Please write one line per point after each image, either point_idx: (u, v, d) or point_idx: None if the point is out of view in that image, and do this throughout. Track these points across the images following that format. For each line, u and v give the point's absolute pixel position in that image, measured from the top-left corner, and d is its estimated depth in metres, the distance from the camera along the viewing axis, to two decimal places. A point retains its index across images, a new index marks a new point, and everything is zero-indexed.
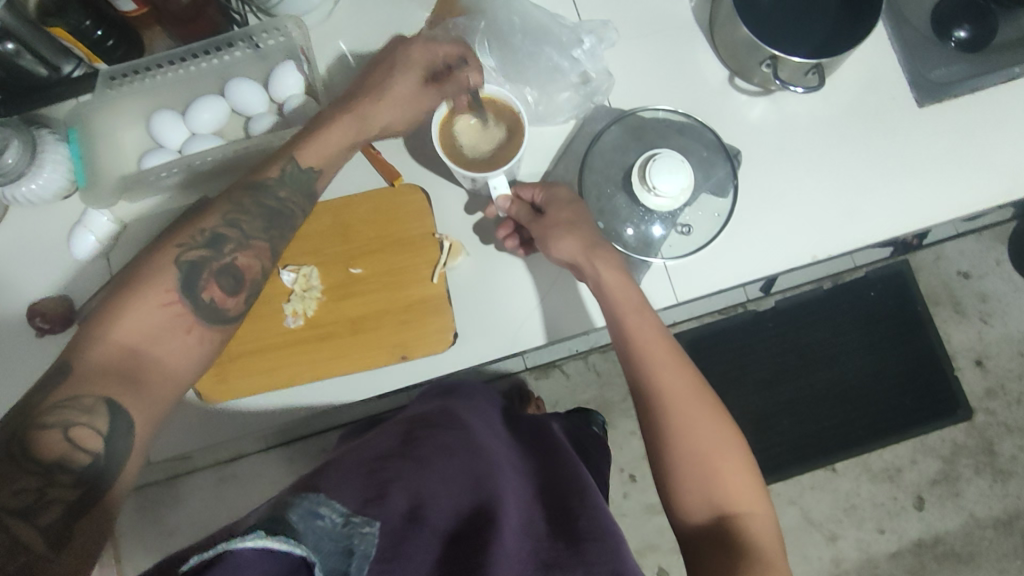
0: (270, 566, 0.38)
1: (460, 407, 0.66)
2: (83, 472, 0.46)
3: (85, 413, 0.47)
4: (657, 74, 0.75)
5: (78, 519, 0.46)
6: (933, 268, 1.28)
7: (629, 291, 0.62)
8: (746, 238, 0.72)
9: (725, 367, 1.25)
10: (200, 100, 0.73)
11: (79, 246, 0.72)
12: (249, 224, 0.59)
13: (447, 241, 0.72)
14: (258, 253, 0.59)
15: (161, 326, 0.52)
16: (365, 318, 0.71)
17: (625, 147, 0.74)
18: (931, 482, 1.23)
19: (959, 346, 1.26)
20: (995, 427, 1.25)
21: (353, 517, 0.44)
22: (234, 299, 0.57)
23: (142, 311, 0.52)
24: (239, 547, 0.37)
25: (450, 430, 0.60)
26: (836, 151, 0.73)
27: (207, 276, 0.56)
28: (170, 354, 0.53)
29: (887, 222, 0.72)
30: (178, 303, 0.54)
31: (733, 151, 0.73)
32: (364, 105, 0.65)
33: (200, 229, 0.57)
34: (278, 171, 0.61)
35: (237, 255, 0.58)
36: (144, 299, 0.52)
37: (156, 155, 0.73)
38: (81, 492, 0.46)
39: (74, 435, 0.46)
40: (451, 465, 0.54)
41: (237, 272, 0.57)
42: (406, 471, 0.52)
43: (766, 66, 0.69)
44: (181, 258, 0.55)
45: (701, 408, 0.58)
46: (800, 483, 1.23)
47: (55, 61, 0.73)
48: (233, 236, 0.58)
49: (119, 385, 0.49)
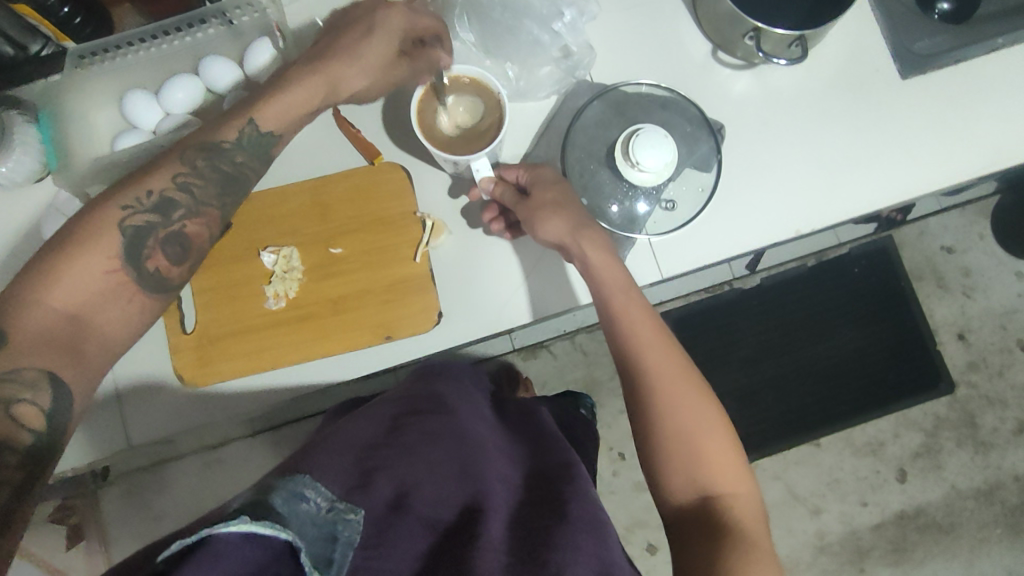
0: (252, 554, 0.37)
1: (447, 391, 0.66)
2: (27, 451, 0.46)
3: (27, 388, 0.46)
4: (641, 48, 0.73)
5: (24, 498, 0.45)
6: (917, 243, 1.29)
7: (616, 272, 0.62)
8: (729, 215, 0.72)
9: (712, 345, 1.25)
10: (173, 79, 0.71)
11: (51, 228, 0.70)
12: (202, 189, 0.58)
13: (430, 220, 0.71)
14: (208, 221, 0.58)
15: (102, 294, 0.51)
16: (347, 298, 0.71)
17: (609, 123, 0.73)
18: (913, 455, 1.25)
19: (941, 320, 1.28)
20: (976, 400, 1.27)
21: (339, 504, 0.44)
22: (178, 269, 0.57)
23: (81, 278, 0.50)
24: (222, 532, 0.36)
25: (437, 414, 0.60)
26: (819, 124, 0.73)
27: (153, 244, 0.55)
28: (112, 324, 0.52)
29: (869, 196, 0.72)
30: (122, 271, 0.53)
31: (716, 125, 0.72)
32: (336, 66, 0.62)
33: (155, 193, 0.55)
34: (236, 134, 0.59)
35: (185, 223, 0.57)
36: (83, 264, 0.51)
37: (130, 135, 0.72)
38: (24, 472, 0.45)
39: (18, 413, 0.46)
40: (438, 449, 0.54)
41: (184, 240, 0.57)
42: (392, 458, 0.52)
43: (749, 38, 0.68)
44: (127, 223, 0.53)
45: (689, 389, 0.57)
46: (785, 458, 1.25)
47: (22, 40, 0.71)
48: (184, 202, 0.57)
49: (59, 355, 0.48)
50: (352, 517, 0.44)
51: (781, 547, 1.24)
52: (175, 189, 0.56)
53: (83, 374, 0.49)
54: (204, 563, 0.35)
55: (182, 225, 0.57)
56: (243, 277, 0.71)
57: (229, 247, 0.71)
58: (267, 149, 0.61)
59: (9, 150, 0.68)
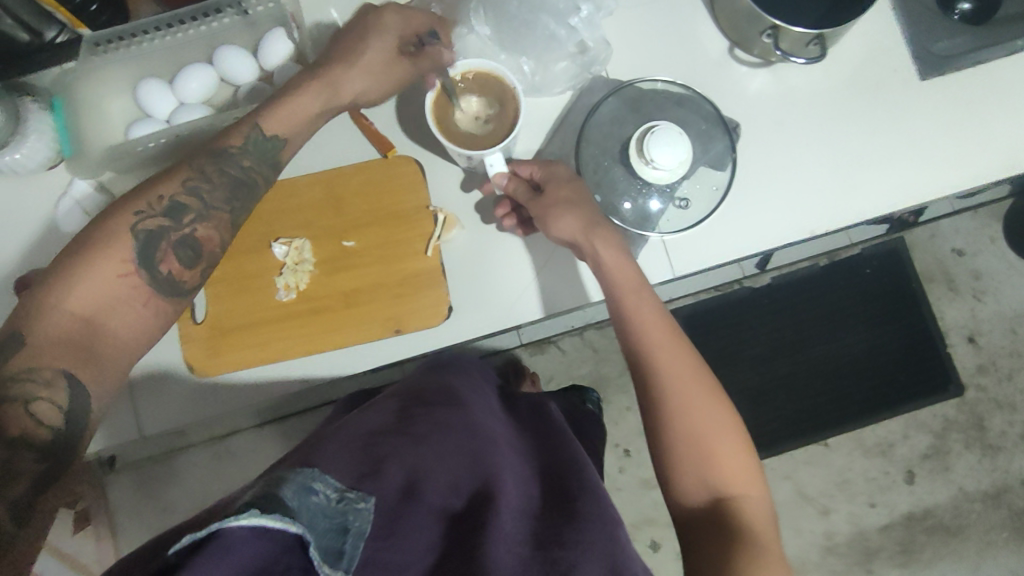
0: (262, 543, 0.38)
1: (458, 384, 0.66)
2: (48, 447, 0.46)
3: (45, 386, 0.46)
4: (657, 44, 0.73)
5: (43, 492, 0.45)
6: (928, 245, 1.28)
7: (628, 272, 0.62)
8: (743, 214, 0.72)
9: (720, 344, 1.25)
10: (187, 69, 0.71)
11: (65, 216, 0.71)
12: (210, 194, 0.58)
13: (441, 215, 0.71)
14: (217, 225, 0.58)
15: (114, 298, 0.51)
16: (358, 291, 0.71)
17: (624, 120, 0.72)
18: (921, 457, 1.25)
19: (952, 322, 1.27)
20: (985, 403, 1.26)
21: (351, 493, 0.44)
22: (190, 273, 0.57)
23: (93, 283, 0.50)
24: (233, 525, 0.36)
25: (447, 406, 0.60)
26: (835, 124, 0.73)
27: (165, 247, 0.55)
28: (128, 323, 0.52)
29: (884, 197, 0.72)
30: (135, 274, 0.52)
31: (732, 124, 0.72)
32: (335, 70, 0.62)
33: (166, 198, 0.56)
34: (240, 139, 0.60)
35: (195, 227, 0.57)
36: (95, 270, 0.51)
37: (144, 125, 0.71)
38: (45, 464, 0.46)
39: (35, 410, 0.46)
40: (448, 441, 0.55)
41: (194, 243, 0.57)
42: (403, 448, 0.52)
43: (767, 36, 0.68)
44: (138, 228, 0.53)
45: (701, 390, 0.57)
46: (793, 458, 1.25)
47: (37, 26, 0.71)
48: (193, 206, 0.57)
49: (75, 356, 0.48)
50: (362, 504, 0.44)
51: (787, 547, 1.24)
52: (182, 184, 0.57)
53: (99, 375, 0.49)
54: (214, 556, 0.35)
55: (193, 231, 0.57)
56: (254, 269, 0.71)
57: (241, 238, 0.71)
58: (277, 155, 0.62)
59: (24, 138, 0.68)
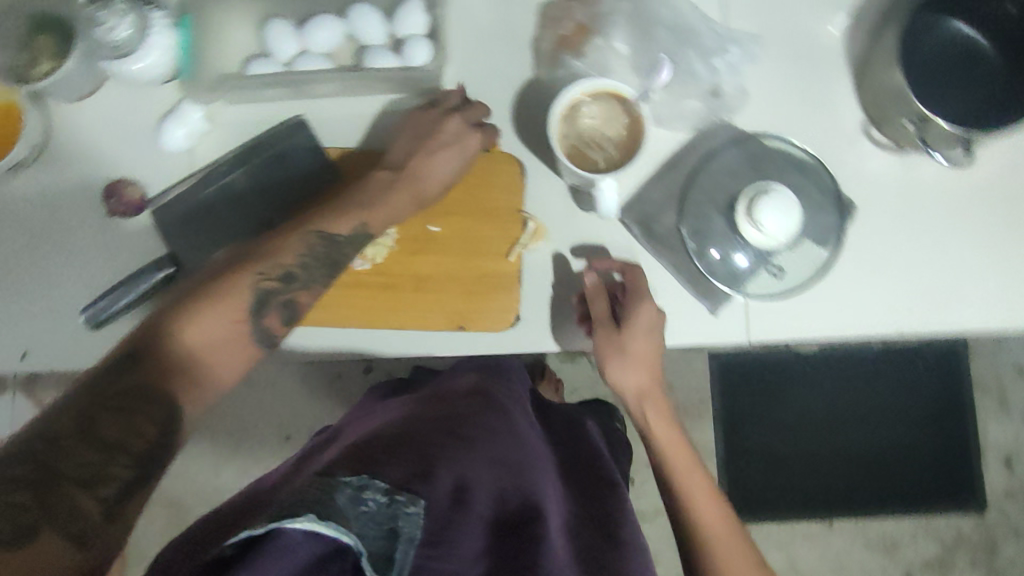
0: (318, 550, 0.38)
1: (502, 401, 0.65)
2: (144, 452, 0.49)
3: (150, 405, 0.51)
4: (792, 101, 0.70)
5: (131, 494, 0.48)
6: (990, 357, 1.23)
7: (659, 406, 0.71)
8: (831, 296, 0.69)
9: (752, 404, 1.23)
10: (318, 19, 0.71)
11: (168, 137, 0.72)
12: (314, 270, 0.61)
13: (532, 224, 0.70)
14: (315, 294, 0.62)
15: (224, 338, 0.56)
16: (431, 279, 0.70)
17: (739, 173, 0.69)
18: (923, 565, 1.22)
19: (993, 441, 1.23)
20: (1004, 529, 1.22)
21: (401, 494, 0.43)
22: (285, 329, 0.60)
23: (211, 323, 0.56)
24: (289, 527, 0.36)
25: (498, 423, 0.60)
26: (951, 227, 0.69)
27: (271, 308, 0.59)
28: (230, 371, 0.57)
29: (980, 315, 0.69)
30: (244, 325, 0.57)
31: (847, 204, 0.69)
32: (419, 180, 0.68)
33: (283, 266, 0.59)
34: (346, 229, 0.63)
35: (299, 295, 0.60)
36: (210, 315, 0.56)
37: (264, 64, 0.71)
38: (136, 471, 0.49)
39: (135, 423, 0.49)
40: (495, 458, 0.53)
41: (295, 310, 0.60)
42: (453, 454, 0.51)
43: (910, 123, 0.64)
44: (255, 287, 0.58)
45: (704, 488, 0.69)
46: (794, 530, 1.22)
47: None
48: (301, 276, 0.60)
49: (184, 380, 0.54)
50: (413, 509, 0.42)
51: None
52: (267, 291, 0.58)
53: (192, 405, 0.54)
54: (272, 557, 0.35)
55: (297, 298, 0.60)
56: None
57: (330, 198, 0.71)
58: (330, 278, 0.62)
59: (147, 52, 0.68)
